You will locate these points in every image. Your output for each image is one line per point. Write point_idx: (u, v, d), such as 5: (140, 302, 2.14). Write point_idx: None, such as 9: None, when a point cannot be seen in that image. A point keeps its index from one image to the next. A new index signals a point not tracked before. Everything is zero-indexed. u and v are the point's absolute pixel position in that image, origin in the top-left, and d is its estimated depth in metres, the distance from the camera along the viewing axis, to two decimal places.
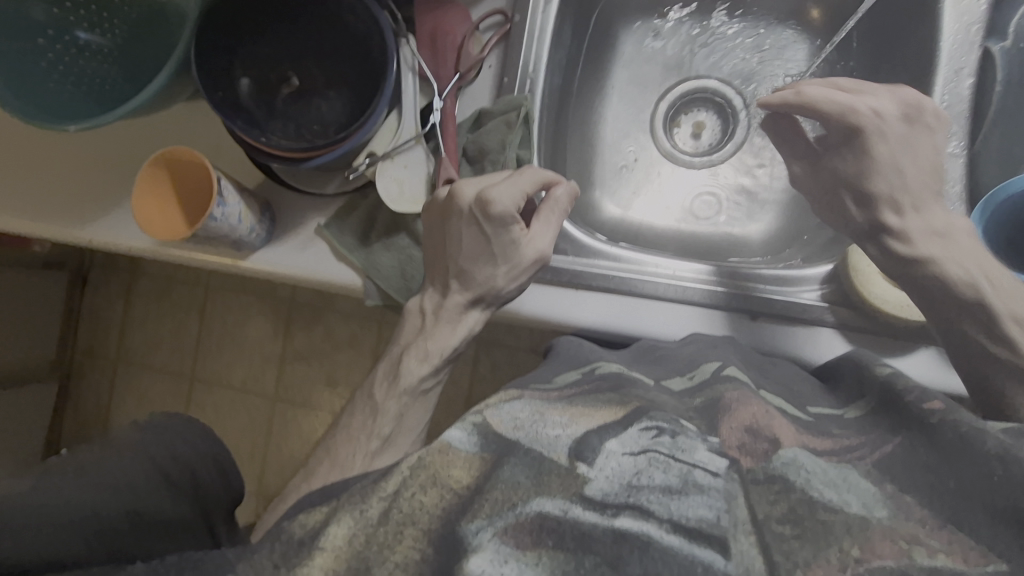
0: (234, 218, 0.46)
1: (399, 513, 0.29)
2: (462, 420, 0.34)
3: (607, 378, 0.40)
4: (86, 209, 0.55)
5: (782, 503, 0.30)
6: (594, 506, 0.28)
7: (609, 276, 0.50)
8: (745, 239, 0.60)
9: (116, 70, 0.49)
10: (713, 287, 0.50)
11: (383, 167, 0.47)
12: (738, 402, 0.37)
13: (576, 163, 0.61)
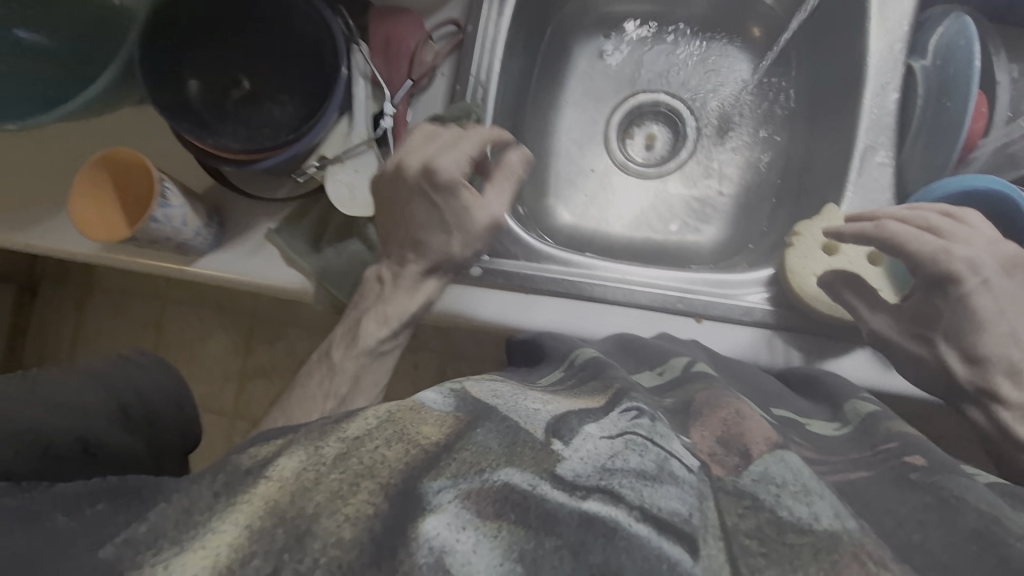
0: (176, 219, 0.52)
1: (358, 465, 0.27)
2: (439, 387, 0.34)
3: (586, 369, 0.42)
4: (37, 211, 0.60)
5: (751, 519, 0.27)
6: (565, 485, 0.27)
7: (560, 280, 0.56)
8: (697, 247, 0.71)
9: (57, 70, 0.56)
10: (661, 291, 0.56)
11: (333, 171, 0.54)
12: (707, 404, 0.37)
13: (535, 179, 0.70)
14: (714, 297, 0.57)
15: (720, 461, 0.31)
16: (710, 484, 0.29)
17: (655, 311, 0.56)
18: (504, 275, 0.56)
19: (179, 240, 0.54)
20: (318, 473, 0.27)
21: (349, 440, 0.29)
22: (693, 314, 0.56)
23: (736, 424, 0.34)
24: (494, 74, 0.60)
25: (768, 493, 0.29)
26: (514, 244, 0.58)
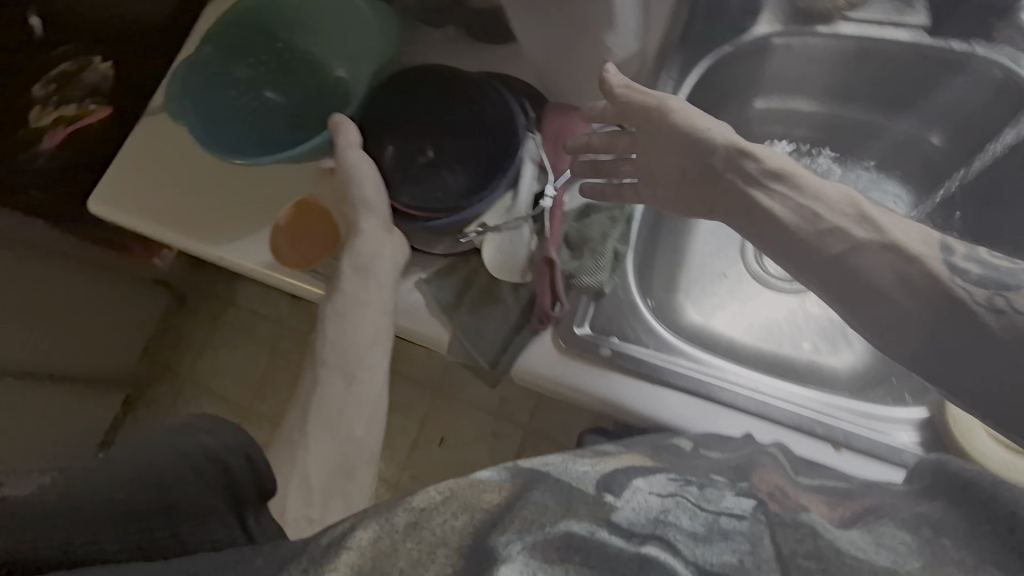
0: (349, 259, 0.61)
1: (431, 535, 0.37)
2: (493, 467, 0.46)
3: (648, 445, 0.52)
4: (230, 231, 0.70)
5: (808, 543, 0.35)
6: (621, 532, 0.36)
7: (690, 378, 0.56)
8: (832, 370, 0.67)
9: (282, 121, 0.70)
10: (797, 410, 0.55)
11: (490, 238, 0.60)
12: (763, 466, 0.47)
13: (665, 272, 0.71)
14: (857, 428, 0.54)
15: (776, 502, 0.41)
16: (767, 521, 0.39)
17: (787, 428, 0.54)
18: (633, 362, 0.57)
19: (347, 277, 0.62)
20: (393, 539, 0.36)
21: (417, 510, 0.39)
22: (833, 441, 0.54)
23: (789, 488, 0.44)
24: None
25: (826, 532, 0.37)
26: (646, 332, 0.59)
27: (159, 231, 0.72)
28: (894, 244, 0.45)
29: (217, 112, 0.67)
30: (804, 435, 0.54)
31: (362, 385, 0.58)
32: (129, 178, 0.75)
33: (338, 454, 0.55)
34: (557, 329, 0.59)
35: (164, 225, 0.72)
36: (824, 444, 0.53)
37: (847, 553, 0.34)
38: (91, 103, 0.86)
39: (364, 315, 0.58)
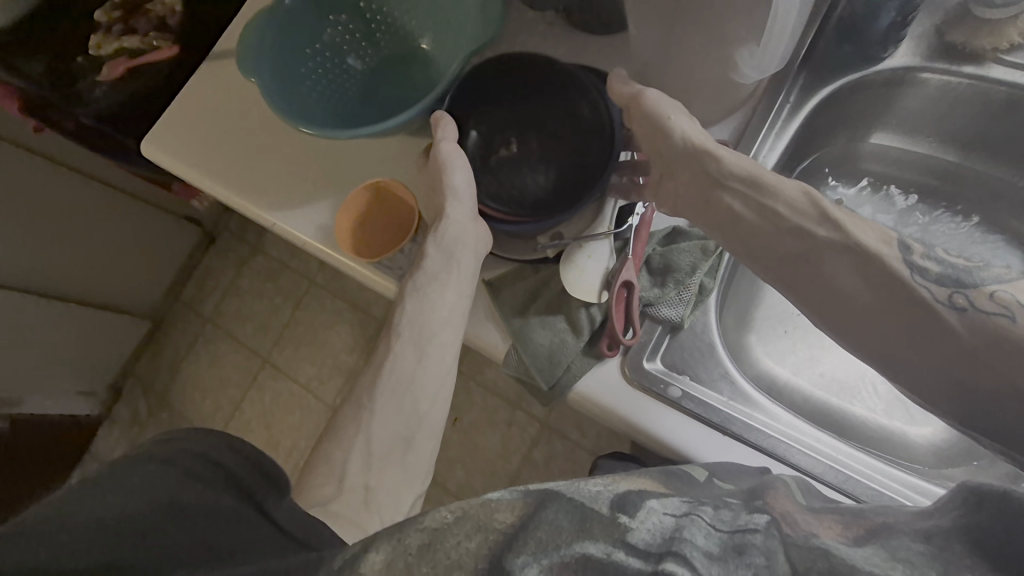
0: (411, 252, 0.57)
1: (446, 559, 0.34)
2: (505, 486, 0.39)
3: (675, 472, 0.48)
4: (290, 199, 0.68)
5: (824, 562, 0.33)
6: (640, 554, 0.33)
7: (764, 433, 0.54)
8: (904, 439, 0.65)
9: (355, 90, 0.68)
10: (874, 485, 0.52)
11: (569, 252, 0.57)
12: (774, 490, 0.44)
13: (741, 309, 0.69)
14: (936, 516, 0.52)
15: (789, 523, 0.38)
16: (781, 537, 0.36)
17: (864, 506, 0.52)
18: (704, 407, 0.55)
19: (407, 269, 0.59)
20: (407, 563, 0.34)
21: (429, 531, 0.35)
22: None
23: (802, 515, 0.41)
24: None
25: (844, 554, 0.34)
26: (721, 376, 0.57)
27: (217, 188, 0.70)
28: (857, 245, 0.44)
29: (289, 74, 0.64)
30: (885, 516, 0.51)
31: (431, 360, 0.55)
32: (192, 127, 0.72)
33: (400, 424, 0.53)
34: (626, 360, 0.56)
35: (223, 182, 0.70)
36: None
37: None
38: (154, 39, 0.82)
39: (436, 310, 0.55)
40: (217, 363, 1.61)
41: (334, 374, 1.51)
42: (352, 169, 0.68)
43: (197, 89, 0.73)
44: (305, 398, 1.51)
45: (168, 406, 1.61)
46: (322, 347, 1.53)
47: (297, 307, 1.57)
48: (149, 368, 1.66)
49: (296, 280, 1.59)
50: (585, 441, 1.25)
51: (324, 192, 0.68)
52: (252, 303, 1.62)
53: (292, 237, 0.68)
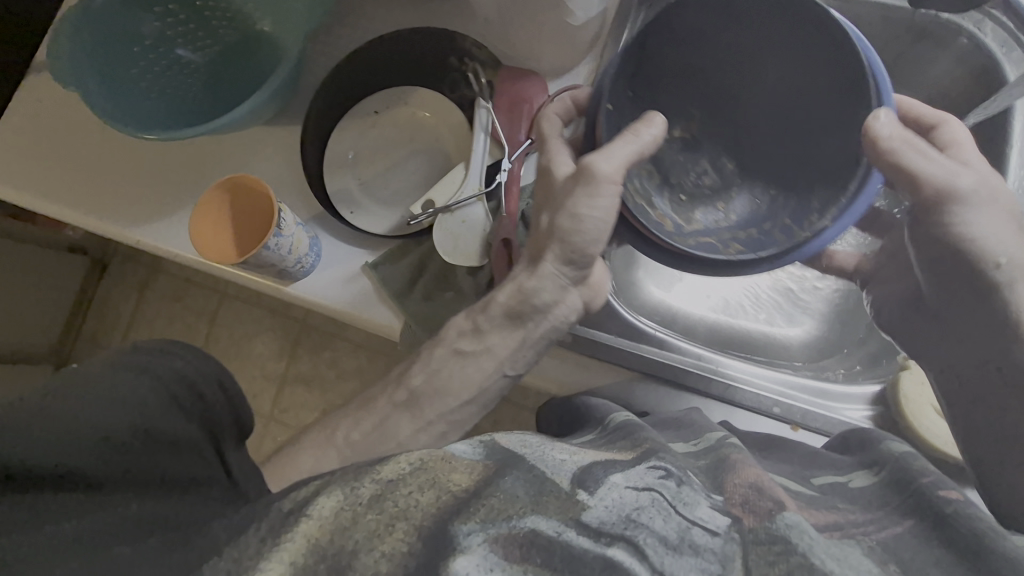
0: (283, 247, 0.55)
1: (394, 507, 0.32)
2: (468, 438, 0.41)
3: (619, 428, 0.48)
4: (150, 213, 0.64)
5: (783, 564, 0.30)
6: (590, 532, 0.32)
7: (653, 361, 0.60)
8: (785, 340, 0.72)
9: (199, 82, 0.64)
10: (759, 391, 0.59)
11: (442, 220, 0.58)
12: (741, 463, 0.42)
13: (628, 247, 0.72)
14: (813, 405, 0.60)
15: (750, 511, 0.36)
16: (742, 539, 0.33)
17: (744, 410, 0.59)
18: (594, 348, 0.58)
19: (281, 265, 0.57)
20: (354, 511, 0.32)
21: (384, 481, 0.35)
22: (790, 421, 0.58)
23: (764, 484, 0.39)
24: None
25: (800, 541, 0.32)
26: (607, 314, 0.61)
27: (67, 213, 0.65)
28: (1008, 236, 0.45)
29: (118, 77, 0.59)
30: (761, 416, 0.59)
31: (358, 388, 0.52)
32: (23, 151, 0.65)
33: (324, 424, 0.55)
34: None
35: (73, 206, 0.65)
36: (781, 424, 0.58)
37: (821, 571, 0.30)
38: None
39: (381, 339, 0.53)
40: None
41: (264, 385, 1.45)
42: (211, 170, 0.64)
43: (19, 107, 0.66)
44: (237, 413, 1.45)
45: None
46: (245, 358, 1.47)
47: (212, 325, 1.50)
48: None
49: (204, 295, 1.51)
50: (527, 400, 1.27)
51: (186, 198, 0.64)
52: (160, 326, 1.53)
53: (161, 251, 0.64)
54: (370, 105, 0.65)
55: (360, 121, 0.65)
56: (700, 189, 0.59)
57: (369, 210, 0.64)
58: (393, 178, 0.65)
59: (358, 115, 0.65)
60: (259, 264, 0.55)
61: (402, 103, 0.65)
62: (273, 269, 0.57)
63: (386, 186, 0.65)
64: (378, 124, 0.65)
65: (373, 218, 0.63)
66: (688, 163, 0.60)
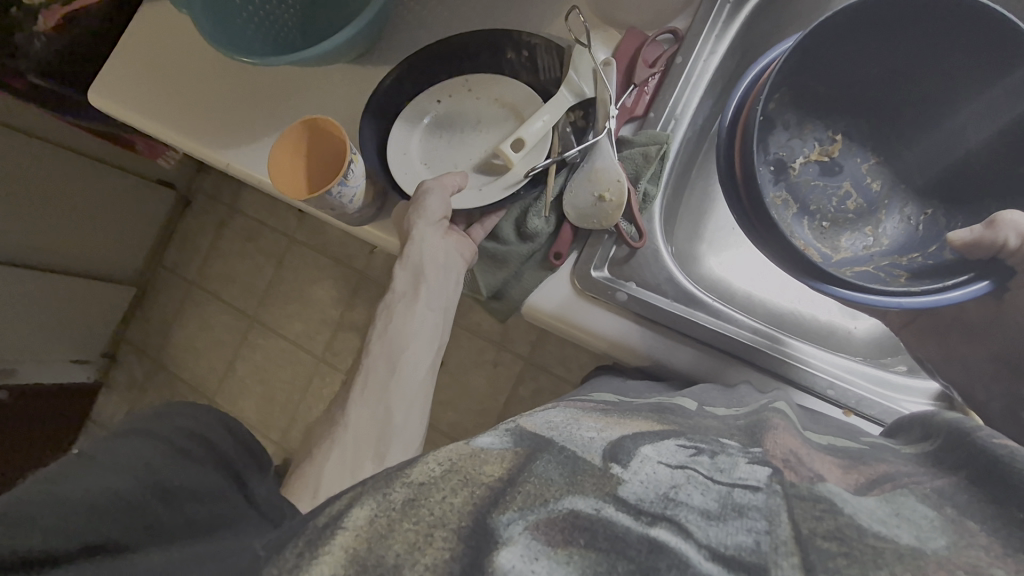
0: (347, 197, 0.57)
1: (429, 515, 0.33)
2: (495, 431, 0.42)
3: (649, 404, 0.51)
4: (238, 139, 0.68)
5: (829, 522, 0.32)
6: (629, 510, 0.32)
7: (707, 328, 0.59)
8: (847, 332, 0.71)
9: (295, 19, 0.67)
10: (813, 370, 0.59)
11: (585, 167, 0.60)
12: (780, 426, 0.45)
13: (688, 219, 0.73)
14: (871, 393, 0.58)
15: (791, 470, 0.38)
16: (784, 493, 0.35)
17: (797, 388, 0.58)
18: (646, 308, 0.60)
19: (342, 212, 0.60)
20: (390, 518, 0.33)
21: (415, 486, 0.35)
22: (842, 407, 0.58)
23: (803, 453, 0.41)
24: (689, 107, 0.64)
25: (845, 506, 0.34)
26: (665, 280, 0.61)
27: (167, 134, 0.70)
28: None
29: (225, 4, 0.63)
30: (814, 399, 0.58)
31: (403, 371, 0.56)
32: (136, 74, 0.71)
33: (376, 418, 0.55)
34: (576, 268, 0.61)
35: (172, 128, 0.69)
36: (832, 409, 0.58)
37: (867, 532, 0.31)
38: None
39: (411, 309, 0.57)
40: (207, 325, 1.63)
41: (320, 327, 1.53)
42: (298, 103, 0.68)
43: (137, 32, 0.72)
44: (295, 352, 1.54)
45: (165, 370, 1.65)
46: (307, 300, 1.55)
47: (279, 266, 1.58)
48: (141, 334, 1.69)
49: (276, 235, 1.59)
50: (568, 373, 1.28)
51: (271, 128, 0.68)
52: (232, 260, 1.62)
53: (245, 177, 0.68)
54: (435, 93, 0.65)
55: (424, 107, 0.65)
56: (843, 213, 0.72)
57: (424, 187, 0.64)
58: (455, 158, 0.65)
59: (422, 100, 0.65)
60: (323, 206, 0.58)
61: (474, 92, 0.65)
62: (336, 213, 0.60)
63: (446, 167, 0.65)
64: (443, 112, 0.65)
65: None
66: (829, 189, 0.73)
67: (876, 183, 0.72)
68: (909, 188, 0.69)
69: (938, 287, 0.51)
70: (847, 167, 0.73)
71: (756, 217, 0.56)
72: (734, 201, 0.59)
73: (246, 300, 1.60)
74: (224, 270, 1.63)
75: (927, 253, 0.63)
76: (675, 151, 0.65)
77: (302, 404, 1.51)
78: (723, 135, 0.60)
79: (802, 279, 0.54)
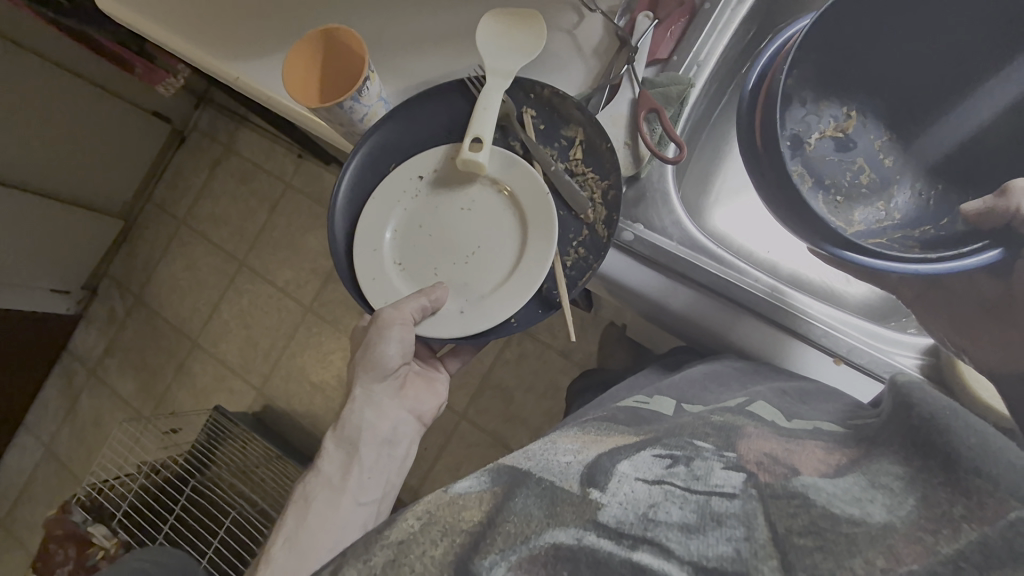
0: (358, 114, 0.55)
1: (411, 571, 0.37)
2: (469, 476, 0.46)
3: (623, 412, 0.55)
4: (248, 53, 0.66)
5: (804, 517, 0.34)
6: (610, 533, 0.36)
7: (708, 270, 0.60)
8: (842, 295, 0.72)
9: None
10: (812, 319, 0.59)
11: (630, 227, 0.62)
12: (757, 435, 0.45)
13: (694, 177, 0.75)
14: (862, 344, 0.59)
15: (765, 471, 0.40)
16: (759, 496, 0.37)
17: (792, 335, 0.59)
18: (651, 250, 0.61)
19: (352, 128, 0.58)
20: None
21: (396, 545, 0.39)
22: (833, 354, 0.59)
23: (779, 453, 0.42)
24: (713, 54, 0.65)
25: (817, 496, 0.36)
26: (672, 226, 0.63)
27: (172, 41, 0.67)
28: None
29: None
30: (806, 344, 0.59)
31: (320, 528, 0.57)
32: None
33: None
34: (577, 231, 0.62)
35: (170, 32, 0.67)
36: (823, 355, 0.59)
37: (840, 519, 0.34)
38: None
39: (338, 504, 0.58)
40: (193, 266, 1.60)
41: (309, 278, 1.51)
42: (308, 26, 0.66)
43: None
44: (282, 300, 1.52)
45: (147, 308, 1.62)
46: (299, 246, 1.52)
47: (272, 211, 1.55)
48: (123, 269, 1.66)
49: (269, 175, 1.56)
50: (555, 341, 1.28)
51: (280, 46, 0.66)
52: (224, 202, 1.59)
53: (252, 91, 0.65)
54: (415, 169, 0.63)
55: (403, 188, 0.63)
56: (857, 189, 0.72)
57: (393, 288, 0.62)
58: (433, 253, 0.63)
59: (403, 176, 0.63)
60: (330, 117, 0.56)
61: (468, 179, 0.63)
62: (345, 129, 0.58)
63: (428, 261, 0.63)
64: (428, 194, 0.63)
65: (390, 294, 0.62)
66: (843, 164, 0.73)
67: (888, 158, 0.72)
68: (922, 165, 0.69)
69: (954, 254, 0.54)
70: (859, 143, 0.72)
71: (784, 190, 0.58)
72: (761, 175, 0.60)
73: (235, 246, 1.57)
74: (216, 211, 1.60)
75: (940, 224, 0.64)
76: (697, 94, 0.65)
77: (285, 352, 1.50)
78: (744, 106, 0.60)
79: (816, 243, 0.55)
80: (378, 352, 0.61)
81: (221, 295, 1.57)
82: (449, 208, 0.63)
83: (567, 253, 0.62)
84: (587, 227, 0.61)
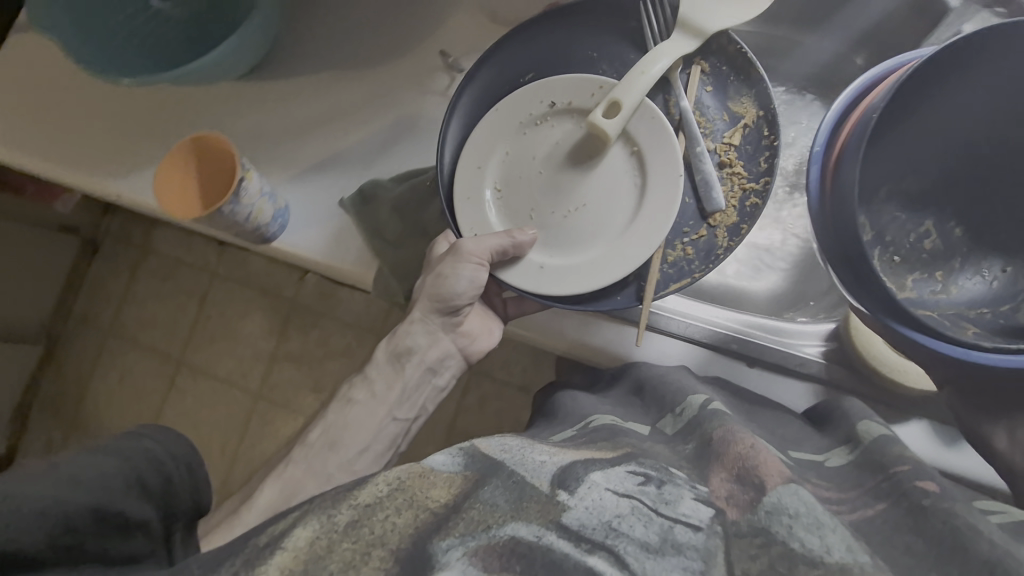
0: (242, 215, 0.56)
1: (371, 534, 0.38)
2: (447, 450, 0.46)
3: (598, 430, 0.53)
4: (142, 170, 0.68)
5: (763, 559, 0.34)
6: (570, 536, 0.36)
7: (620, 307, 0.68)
8: (751, 296, 0.86)
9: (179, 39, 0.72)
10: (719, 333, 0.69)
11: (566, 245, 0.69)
12: (727, 443, 0.44)
13: None
14: (771, 344, 0.69)
15: (732, 504, 0.38)
16: (723, 532, 0.37)
17: (701, 347, 0.69)
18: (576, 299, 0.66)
19: (244, 230, 0.58)
20: (330, 539, 0.38)
21: (361, 507, 0.40)
22: (746, 359, 0.69)
23: (747, 463, 0.41)
24: None
25: (780, 529, 0.35)
26: None
27: (64, 173, 0.68)
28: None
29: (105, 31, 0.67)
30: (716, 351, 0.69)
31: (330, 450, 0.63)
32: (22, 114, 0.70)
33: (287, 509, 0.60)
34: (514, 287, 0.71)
35: (61, 165, 0.69)
36: (739, 363, 0.69)
37: (799, 560, 0.33)
38: None
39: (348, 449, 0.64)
40: (128, 374, 1.52)
41: (253, 366, 1.46)
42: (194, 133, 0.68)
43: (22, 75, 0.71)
44: (229, 392, 1.46)
45: (85, 428, 1.52)
46: (236, 334, 1.48)
47: (202, 305, 1.50)
48: (54, 390, 1.56)
49: (192, 268, 1.52)
50: (513, 377, 1.28)
51: None
52: (151, 304, 1.53)
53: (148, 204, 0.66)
54: (548, 96, 0.64)
55: (528, 103, 0.64)
56: (918, 252, 0.68)
57: (480, 214, 0.64)
58: (532, 204, 0.65)
59: (534, 100, 0.64)
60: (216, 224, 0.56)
61: (604, 145, 0.64)
62: (236, 232, 0.58)
63: (524, 204, 0.65)
64: (541, 136, 0.65)
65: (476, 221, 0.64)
66: (910, 226, 0.68)
67: (959, 229, 0.67)
68: (991, 246, 0.65)
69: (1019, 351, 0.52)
70: (933, 206, 0.67)
71: (838, 227, 0.57)
72: (823, 195, 0.59)
73: (169, 346, 1.51)
74: (143, 314, 1.53)
75: (999, 312, 0.62)
76: None
77: (240, 446, 1.43)
78: (820, 142, 0.60)
79: (879, 316, 0.54)
80: (447, 288, 0.62)
81: (163, 400, 1.49)
82: (560, 156, 0.65)
83: (674, 245, 0.66)
84: (708, 228, 0.66)
